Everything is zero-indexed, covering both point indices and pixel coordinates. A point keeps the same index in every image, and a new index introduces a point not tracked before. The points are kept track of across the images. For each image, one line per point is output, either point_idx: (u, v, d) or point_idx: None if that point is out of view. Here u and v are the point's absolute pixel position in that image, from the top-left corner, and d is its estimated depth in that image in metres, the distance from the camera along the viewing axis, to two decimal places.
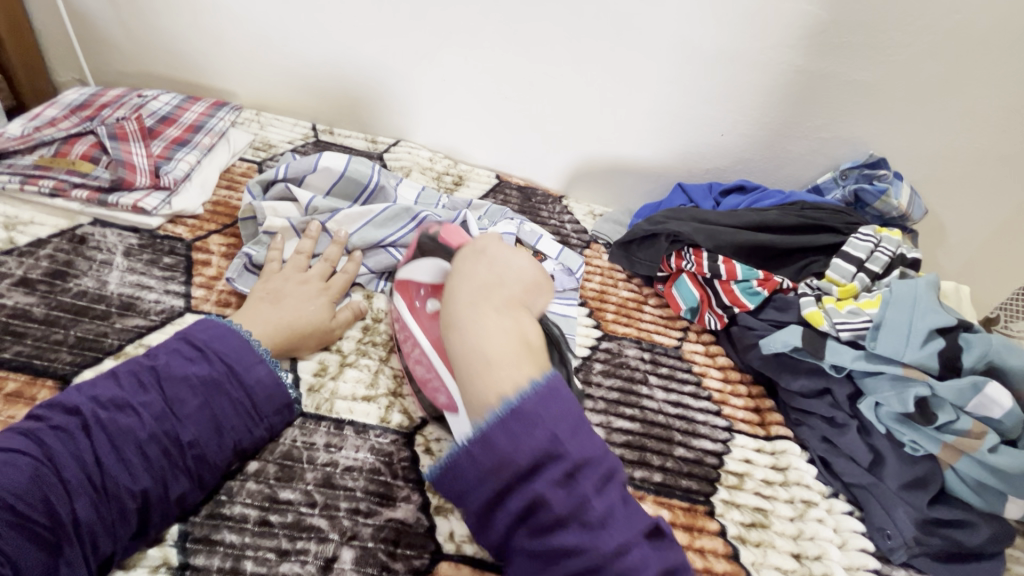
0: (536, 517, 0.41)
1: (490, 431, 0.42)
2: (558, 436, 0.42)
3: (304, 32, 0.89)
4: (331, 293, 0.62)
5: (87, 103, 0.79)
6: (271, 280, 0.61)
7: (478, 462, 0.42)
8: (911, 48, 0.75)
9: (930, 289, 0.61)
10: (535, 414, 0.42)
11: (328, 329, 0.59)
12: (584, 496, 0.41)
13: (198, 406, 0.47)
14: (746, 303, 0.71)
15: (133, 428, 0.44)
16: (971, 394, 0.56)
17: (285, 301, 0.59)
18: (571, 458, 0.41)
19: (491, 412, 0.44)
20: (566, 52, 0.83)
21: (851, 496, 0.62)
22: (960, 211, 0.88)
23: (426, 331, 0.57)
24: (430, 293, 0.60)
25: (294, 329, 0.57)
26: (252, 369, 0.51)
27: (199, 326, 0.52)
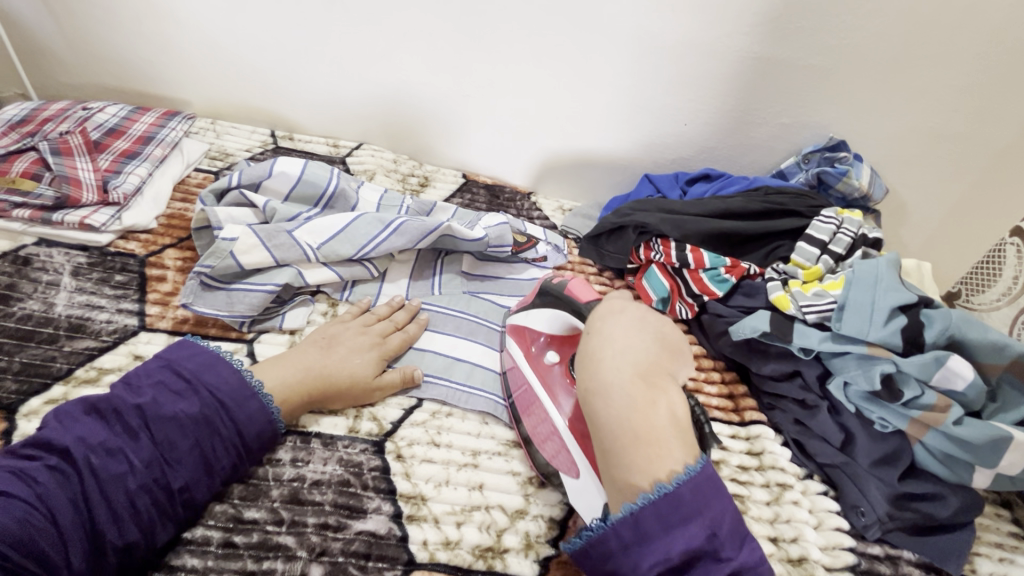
0: (667, 566, 0.41)
1: (660, 502, 0.42)
2: (709, 523, 0.42)
3: (256, 37, 0.86)
4: (385, 349, 0.59)
5: (28, 118, 0.76)
6: (331, 327, 0.60)
7: (624, 537, 0.43)
8: (862, 31, 0.76)
9: (891, 268, 0.62)
10: (693, 504, 0.42)
11: (369, 385, 0.56)
12: (681, 498, 0.41)
13: (190, 448, 0.45)
14: (715, 291, 0.71)
15: (122, 476, 0.43)
16: (934, 367, 0.57)
17: (337, 349, 0.57)
18: (707, 518, 0.42)
19: (639, 495, 0.43)
20: (525, 47, 0.82)
21: (825, 476, 0.62)
22: (919, 189, 0.90)
23: (543, 383, 0.56)
24: (549, 343, 0.59)
25: (332, 382, 0.54)
26: (245, 406, 0.48)
27: (188, 358, 0.50)
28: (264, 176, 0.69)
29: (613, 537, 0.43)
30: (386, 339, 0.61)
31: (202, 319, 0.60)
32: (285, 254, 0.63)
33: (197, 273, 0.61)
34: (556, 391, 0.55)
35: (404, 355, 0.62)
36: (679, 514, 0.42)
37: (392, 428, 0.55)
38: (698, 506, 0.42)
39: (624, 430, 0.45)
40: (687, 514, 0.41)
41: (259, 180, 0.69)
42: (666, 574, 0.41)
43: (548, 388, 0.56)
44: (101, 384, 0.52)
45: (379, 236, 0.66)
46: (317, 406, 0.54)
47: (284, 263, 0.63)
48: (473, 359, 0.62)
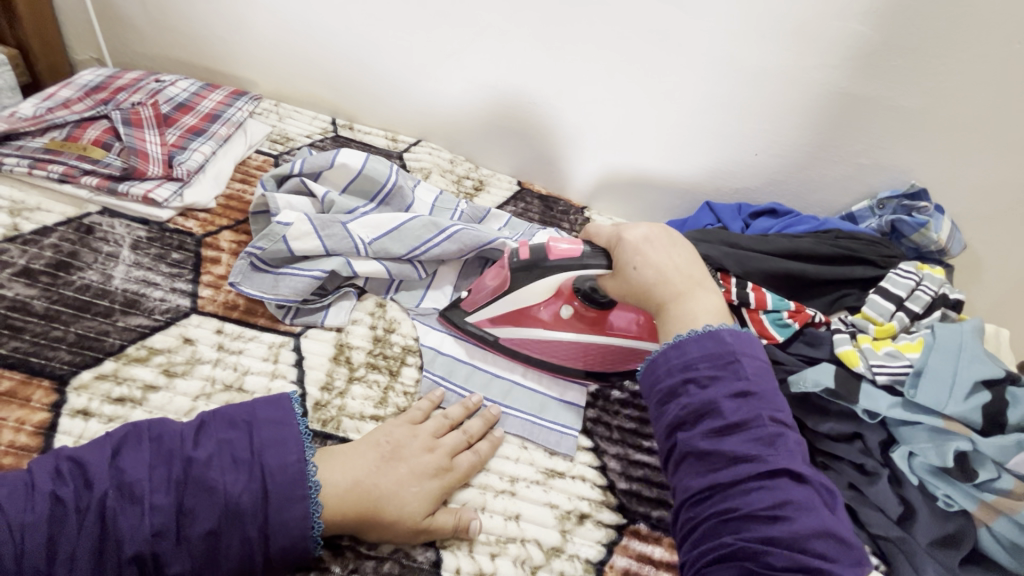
0: (712, 422, 0.44)
1: (687, 340, 0.47)
2: (741, 361, 0.45)
3: (329, 25, 0.86)
4: (446, 479, 0.49)
5: (103, 85, 0.77)
6: (398, 429, 0.50)
7: (672, 367, 0.47)
8: (964, 75, 0.71)
9: (976, 337, 0.59)
10: (733, 347, 0.46)
11: (415, 526, 0.45)
12: (752, 413, 0.43)
13: (204, 530, 0.40)
14: (775, 335, 0.67)
15: (128, 533, 0.39)
16: (1014, 451, 0.53)
17: (397, 466, 0.47)
18: (751, 383, 0.45)
19: (689, 329, 0.48)
20: (599, 58, 0.79)
21: (876, 549, 0.57)
22: (1001, 250, 0.84)
23: (562, 333, 0.61)
24: (553, 301, 0.61)
25: (372, 519, 0.44)
26: (285, 512, 0.42)
27: (267, 425, 0.44)
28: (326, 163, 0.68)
29: (664, 363, 0.47)
30: (453, 460, 0.50)
31: (252, 307, 0.59)
32: (336, 246, 0.62)
33: (247, 253, 0.60)
34: (566, 326, 0.61)
35: (434, 363, 0.60)
36: (710, 362, 0.46)
37: None
38: (753, 382, 0.45)
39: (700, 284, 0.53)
40: (729, 361, 0.45)
41: (320, 167, 0.68)
42: (717, 429, 0.43)
43: (550, 329, 0.61)
44: (150, 364, 0.52)
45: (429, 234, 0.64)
46: (349, 528, 0.45)
47: (334, 253, 0.62)
48: (514, 377, 0.61)
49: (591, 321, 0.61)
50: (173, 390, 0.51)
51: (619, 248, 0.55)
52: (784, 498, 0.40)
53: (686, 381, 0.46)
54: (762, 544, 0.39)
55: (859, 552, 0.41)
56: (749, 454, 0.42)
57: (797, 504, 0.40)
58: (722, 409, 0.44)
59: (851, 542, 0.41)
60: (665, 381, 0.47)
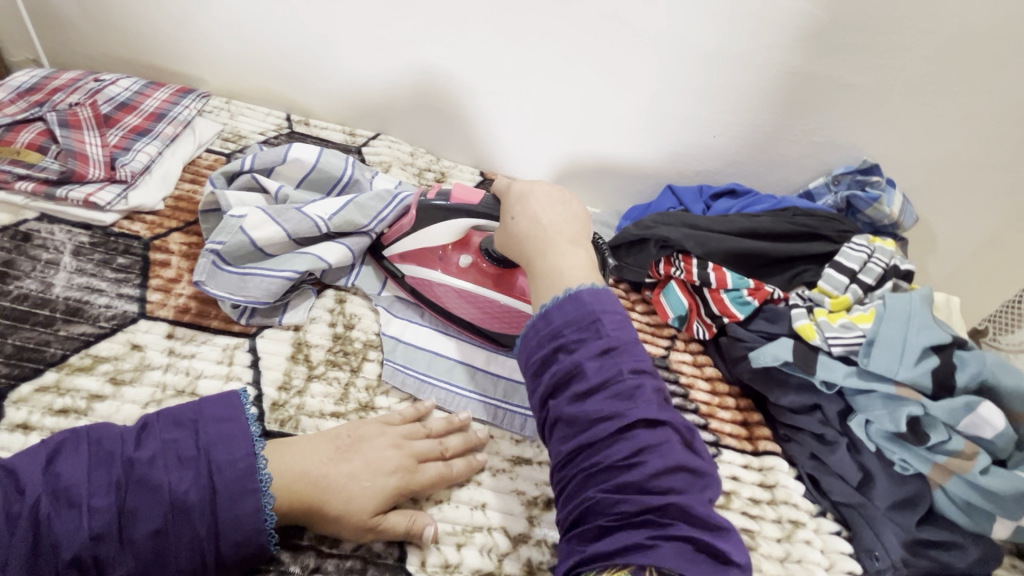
0: (575, 385, 0.44)
1: (552, 308, 0.48)
2: (600, 318, 0.46)
3: (278, 17, 0.84)
4: (411, 479, 0.48)
5: (37, 86, 0.74)
6: (362, 422, 0.51)
7: (541, 335, 0.47)
8: (908, 52, 0.72)
9: (924, 304, 0.60)
10: (589, 298, 0.47)
11: (362, 522, 0.45)
12: (618, 370, 0.43)
13: (150, 528, 0.40)
14: (735, 313, 0.68)
15: (67, 537, 0.38)
16: (963, 413, 0.55)
17: (353, 458, 0.47)
18: (610, 338, 0.45)
19: (553, 295, 0.49)
20: (556, 47, 0.79)
21: (839, 515, 0.60)
22: (951, 221, 0.86)
23: (466, 280, 0.64)
24: (455, 248, 0.65)
25: (320, 509, 0.44)
26: (235, 505, 0.42)
27: (216, 420, 0.45)
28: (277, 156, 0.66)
29: (534, 334, 0.48)
30: (420, 466, 0.49)
31: (206, 309, 0.58)
32: (295, 228, 0.61)
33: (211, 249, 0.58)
34: (466, 275, 0.64)
35: (396, 351, 0.59)
36: (574, 326, 0.46)
37: None
38: (615, 339, 0.45)
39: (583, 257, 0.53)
40: (584, 322, 0.46)
41: (272, 161, 0.66)
42: (578, 393, 0.43)
43: (454, 275, 0.64)
44: (96, 373, 0.50)
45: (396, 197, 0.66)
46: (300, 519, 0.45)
47: (296, 235, 0.61)
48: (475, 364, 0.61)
49: (492, 276, 0.64)
50: (121, 399, 0.49)
51: (508, 197, 0.60)
52: (641, 446, 0.41)
53: (549, 339, 0.47)
54: (618, 493, 0.40)
55: (711, 477, 0.43)
56: (606, 413, 0.42)
57: (650, 449, 0.41)
58: (584, 371, 0.44)
59: (701, 471, 0.42)
60: (540, 350, 0.47)
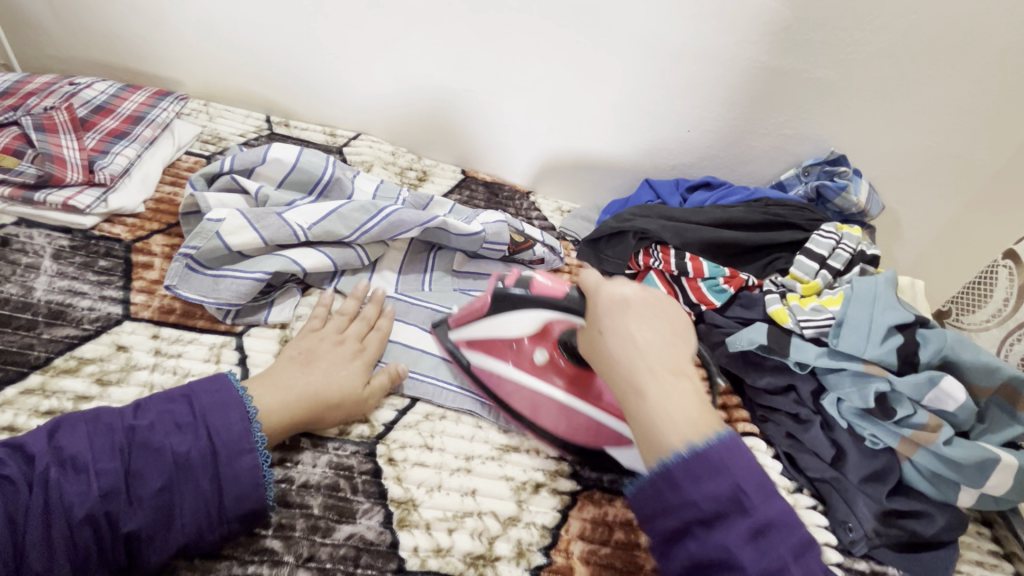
0: (702, 543, 0.40)
1: (673, 467, 0.41)
2: (745, 489, 0.40)
3: (255, 19, 0.84)
4: (366, 356, 0.57)
5: (10, 90, 0.73)
6: (305, 339, 0.56)
7: (664, 497, 0.41)
8: (869, 46, 0.75)
9: (889, 286, 0.63)
10: (719, 459, 0.41)
11: (354, 399, 0.53)
12: (772, 557, 0.38)
13: (155, 487, 0.42)
14: (712, 300, 0.71)
15: (75, 499, 0.40)
16: (927, 387, 0.57)
17: (317, 363, 0.53)
18: (732, 479, 0.40)
19: (672, 451, 0.41)
20: (533, 45, 0.81)
21: (815, 491, 0.62)
22: (916, 208, 0.90)
23: (543, 383, 0.57)
24: (534, 343, 0.59)
25: (318, 399, 0.51)
26: (236, 462, 0.44)
27: (207, 387, 0.47)
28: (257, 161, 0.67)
29: (649, 495, 0.42)
30: (365, 342, 0.58)
31: (190, 309, 0.58)
32: (272, 236, 0.61)
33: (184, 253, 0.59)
34: (546, 376, 0.58)
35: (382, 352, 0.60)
36: (690, 478, 0.40)
37: (384, 429, 0.55)
38: (755, 495, 0.40)
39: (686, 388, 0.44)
40: (709, 467, 0.40)
41: (252, 164, 0.66)
42: (687, 534, 0.40)
43: (533, 375, 0.58)
44: (80, 374, 0.50)
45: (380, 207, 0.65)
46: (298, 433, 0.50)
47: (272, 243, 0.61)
48: None
49: (571, 376, 0.57)
50: (107, 399, 0.49)
51: (595, 300, 0.49)
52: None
53: (668, 515, 0.41)
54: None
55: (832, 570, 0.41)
56: (756, 568, 0.38)
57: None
58: (720, 534, 0.39)
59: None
60: (657, 525, 0.42)
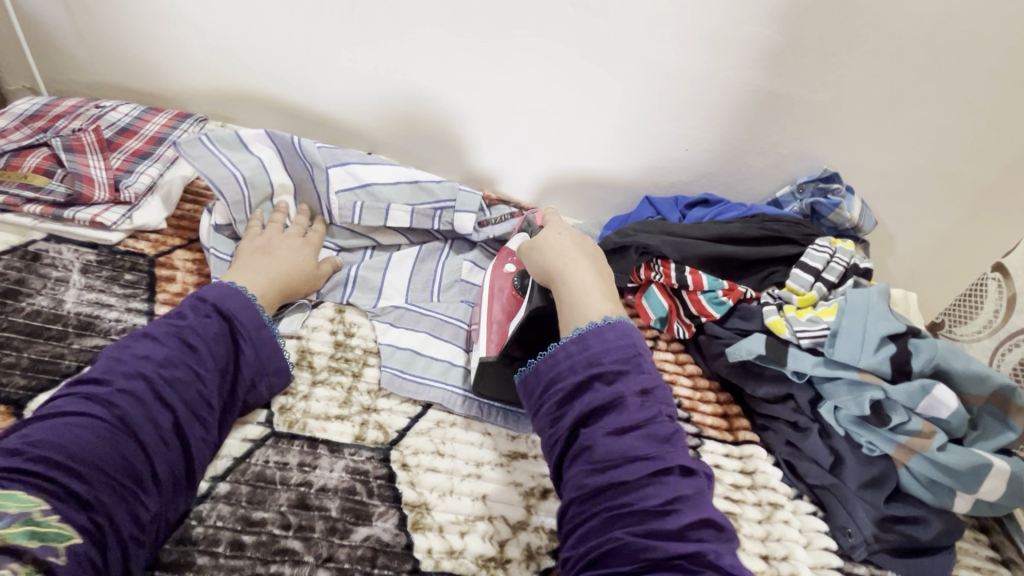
0: (612, 420, 0.47)
1: (587, 333, 0.51)
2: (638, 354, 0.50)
3: (272, 45, 0.88)
4: (312, 245, 0.69)
5: (40, 112, 0.76)
6: (255, 238, 0.66)
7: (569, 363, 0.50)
8: (858, 70, 0.79)
9: (881, 298, 0.65)
10: (619, 330, 0.51)
11: (305, 270, 0.65)
12: (656, 412, 0.47)
13: (185, 403, 0.49)
14: (712, 312, 0.73)
15: (143, 428, 0.46)
16: (920, 396, 0.60)
17: (273, 253, 0.65)
18: (648, 379, 0.49)
19: (581, 325, 0.53)
20: (535, 69, 0.84)
21: (815, 497, 0.64)
22: (908, 223, 0.93)
23: (490, 296, 0.66)
24: (512, 260, 0.68)
25: (287, 280, 0.63)
26: (272, 357, 0.56)
27: (182, 311, 0.54)
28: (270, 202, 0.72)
29: (566, 358, 0.51)
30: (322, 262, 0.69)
31: None
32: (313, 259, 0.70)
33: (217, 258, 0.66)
34: (497, 290, 0.66)
35: (388, 358, 0.63)
36: (613, 359, 0.49)
37: (398, 436, 0.57)
38: (651, 378, 0.49)
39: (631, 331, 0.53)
40: (622, 355, 0.50)
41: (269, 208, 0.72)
42: (616, 426, 0.47)
43: (492, 289, 0.66)
44: None
45: (349, 163, 0.73)
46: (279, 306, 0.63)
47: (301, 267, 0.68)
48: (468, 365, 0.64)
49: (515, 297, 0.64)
50: None
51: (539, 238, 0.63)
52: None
53: (556, 386, 0.51)
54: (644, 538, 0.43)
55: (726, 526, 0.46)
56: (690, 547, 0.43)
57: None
58: (621, 407, 0.47)
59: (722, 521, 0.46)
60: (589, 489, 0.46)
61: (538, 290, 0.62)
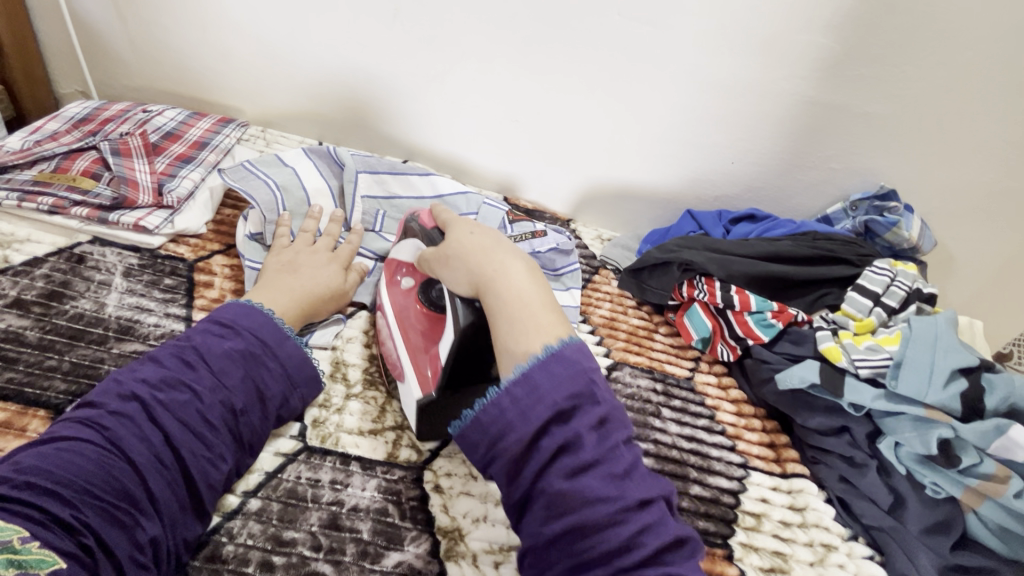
0: (566, 462, 0.41)
1: (533, 370, 0.43)
2: (593, 382, 0.43)
3: (315, 51, 0.88)
4: (341, 259, 0.66)
5: (90, 116, 0.78)
6: (283, 253, 0.64)
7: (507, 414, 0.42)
8: (924, 82, 0.74)
9: (950, 327, 0.61)
10: (570, 355, 0.44)
11: (336, 287, 0.63)
12: (615, 445, 0.42)
13: (184, 425, 0.47)
14: (761, 335, 0.69)
15: (157, 446, 0.45)
16: (993, 436, 0.54)
17: (299, 270, 0.62)
18: (605, 408, 0.43)
19: (527, 355, 0.45)
20: (579, 77, 0.82)
21: (870, 539, 0.60)
22: (971, 246, 0.87)
23: (393, 304, 0.62)
24: (409, 272, 0.63)
25: (313, 297, 0.60)
26: (299, 368, 0.55)
27: (191, 331, 0.53)
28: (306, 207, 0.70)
29: (511, 404, 0.42)
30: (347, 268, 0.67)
31: None
32: None
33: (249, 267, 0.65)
34: (403, 309, 0.61)
35: None
36: (567, 395, 0.42)
37: (431, 455, 0.55)
38: (609, 407, 0.43)
39: (536, 294, 0.50)
40: (579, 391, 0.42)
41: (304, 211, 0.70)
42: (571, 469, 0.40)
43: (394, 298, 0.63)
44: None
45: (380, 173, 0.76)
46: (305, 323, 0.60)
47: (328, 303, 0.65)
48: None
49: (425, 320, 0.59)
50: None
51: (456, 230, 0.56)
52: (637, 527, 0.39)
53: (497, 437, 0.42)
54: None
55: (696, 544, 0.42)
56: (601, 496, 0.39)
57: (648, 526, 0.39)
58: (581, 444, 0.41)
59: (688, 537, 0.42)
60: (480, 445, 0.43)
61: (466, 303, 0.53)
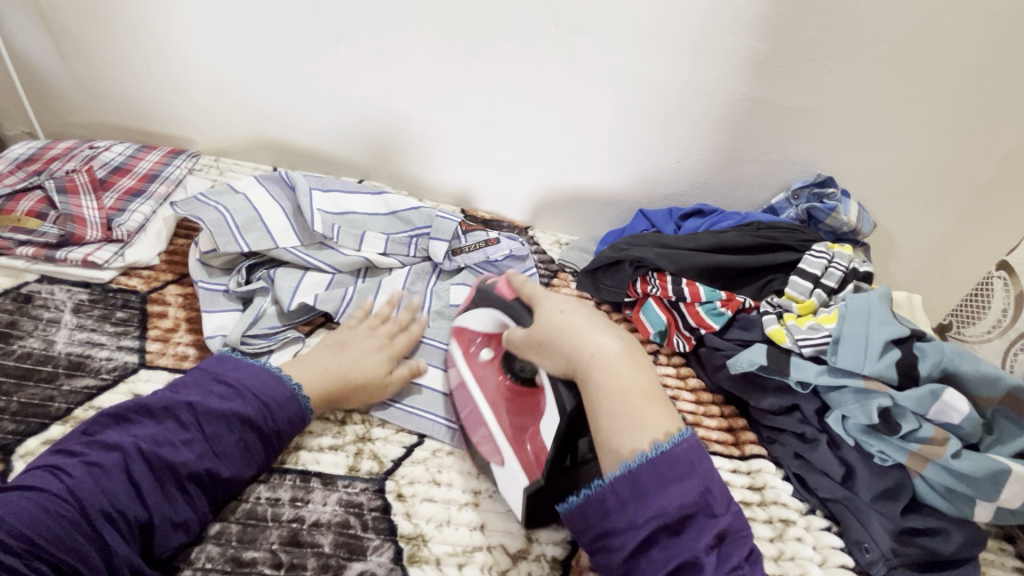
0: (654, 553, 0.43)
1: (638, 470, 0.45)
2: (700, 487, 0.44)
3: (262, 77, 0.89)
4: (394, 349, 0.63)
5: (35, 157, 0.77)
6: (341, 332, 0.64)
7: (592, 519, 0.47)
8: (844, 74, 0.78)
9: (882, 302, 0.64)
10: (678, 459, 0.45)
11: (379, 378, 0.60)
12: (701, 544, 0.42)
13: (155, 483, 0.47)
14: (712, 324, 0.71)
15: (126, 503, 0.45)
16: (930, 401, 0.57)
17: (348, 351, 0.61)
18: (698, 501, 0.44)
19: (635, 453, 0.46)
20: (522, 88, 0.85)
21: (828, 512, 0.63)
22: (908, 224, 0.92)
23: (479, 382, 0.59)
24: (485, 342, 0.62)
25: (345, 382, 0.58)
26: (293, 431, 0.54)
27: (192, 387, 0.52)
28: (258, 223, 0.70)
29: (612, 505, 0.45)
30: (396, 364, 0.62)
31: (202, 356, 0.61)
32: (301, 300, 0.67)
33: (203, 289, 0.66)
34: (488, 381, 0.59)
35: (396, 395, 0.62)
36: (671, 504, 0.43)
37: (394, 465, 0.56)
38: (703, 504, 0.44)
39: (642, 381, 0.50)
40: (680, 497, 0.44)
41: (254, 228, 0.69)
42: (649, 548, 0.43)
43: (475, 373, 0.60)
44: None
45: (333, 190, 0.77)
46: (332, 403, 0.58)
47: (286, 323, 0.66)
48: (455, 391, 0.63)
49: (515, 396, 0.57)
50: None
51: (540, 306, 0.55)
52: None
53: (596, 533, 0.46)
54: None
55: None
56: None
57: None
58: (670, 536, 0.43)
59: None
60: (586, 533, 0.47)
61: (565, 387, 0.51)
